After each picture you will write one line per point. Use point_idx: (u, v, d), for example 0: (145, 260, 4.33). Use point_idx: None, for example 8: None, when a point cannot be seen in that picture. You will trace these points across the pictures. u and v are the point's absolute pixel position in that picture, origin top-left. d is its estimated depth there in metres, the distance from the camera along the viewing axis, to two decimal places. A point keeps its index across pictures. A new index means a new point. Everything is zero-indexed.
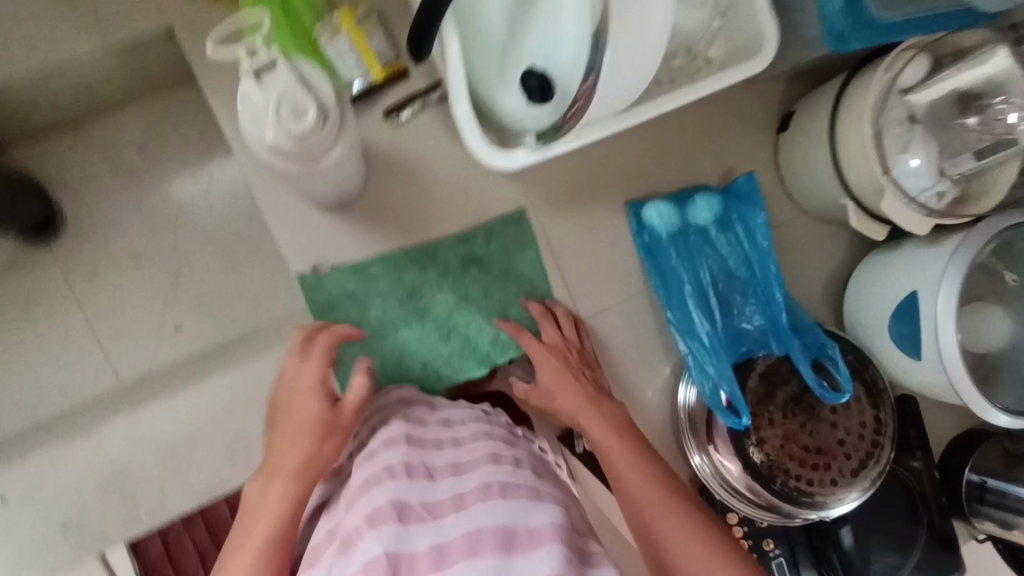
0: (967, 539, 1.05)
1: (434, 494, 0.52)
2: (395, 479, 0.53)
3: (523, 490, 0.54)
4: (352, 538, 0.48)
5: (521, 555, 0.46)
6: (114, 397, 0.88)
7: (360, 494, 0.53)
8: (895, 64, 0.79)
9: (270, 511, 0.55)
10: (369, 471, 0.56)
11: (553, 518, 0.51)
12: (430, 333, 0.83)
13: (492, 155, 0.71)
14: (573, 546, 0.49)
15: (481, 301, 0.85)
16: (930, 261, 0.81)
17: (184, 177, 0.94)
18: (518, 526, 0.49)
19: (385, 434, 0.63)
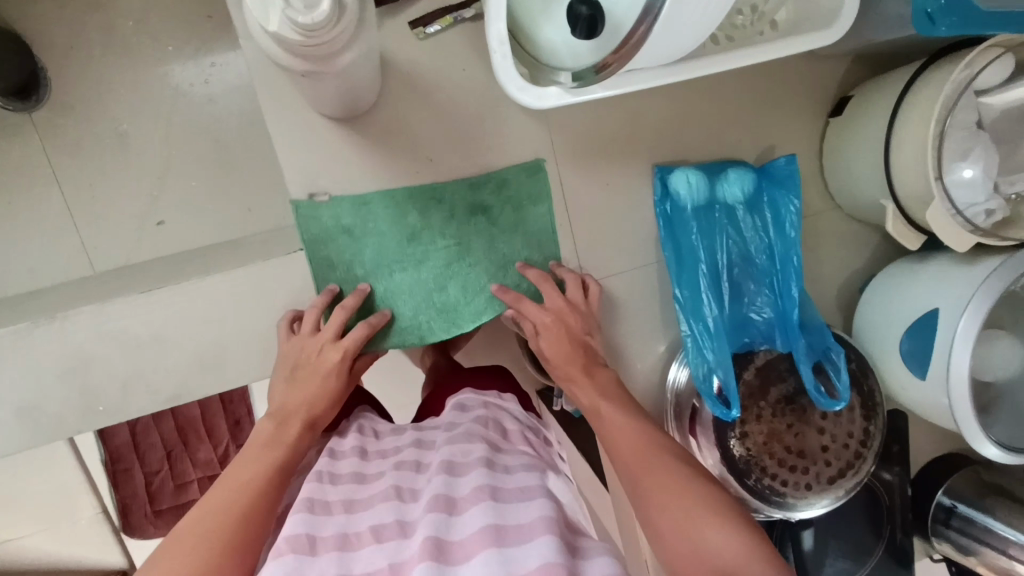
0: (921, 554, 1.06)
1: (434, 488, 0.52)
2: (399, 497, 0.54)
3: (513, 491, 0.53)
4: (351, 540, 0.49)
5: (511, 551, 0.46)
6: (84, 283, 0.83)
7: (362, 506, 0.53)
8: (978, 60, 0.71)
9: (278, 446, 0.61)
10: (373, 486, 0.56)
11: (543, 510, 0.50)
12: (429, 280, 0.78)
13: (521, 90, 0.63)
14: (563, 538, 0.47)
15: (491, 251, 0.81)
16: (960, 281, 0.76)
17: (184, 61, 0.86)
18: (508, 525, 0.49)
19: (391, 457, 0.62)
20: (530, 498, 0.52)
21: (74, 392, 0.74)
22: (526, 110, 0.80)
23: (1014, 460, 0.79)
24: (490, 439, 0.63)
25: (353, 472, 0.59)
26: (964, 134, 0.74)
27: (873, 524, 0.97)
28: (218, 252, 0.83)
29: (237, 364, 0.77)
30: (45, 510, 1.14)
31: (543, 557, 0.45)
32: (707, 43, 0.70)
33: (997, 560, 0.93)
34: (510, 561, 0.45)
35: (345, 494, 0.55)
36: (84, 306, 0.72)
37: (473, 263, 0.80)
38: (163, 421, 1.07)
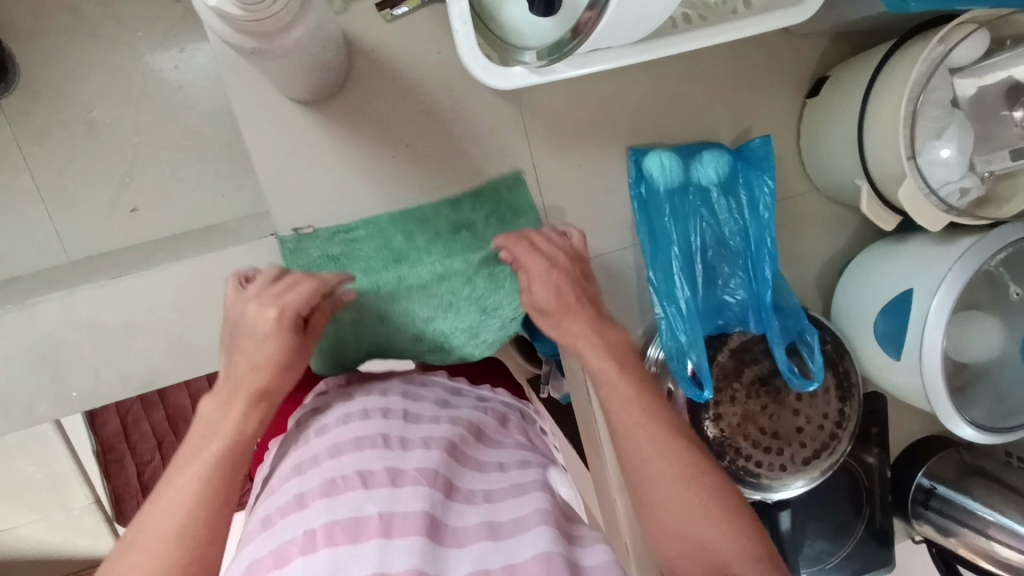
0: (904, 537, 1.06)
1: (431, 458, 0.52)
2: (389, 447, 0.53)
3: (509, 487, 0.54)
4: (337, 485, 0.48)
5: (507, 542, 0.47)
6: (64, 272, 0.85)
7: (349, 448, 0.52)
8: (950, 37, 0.70)
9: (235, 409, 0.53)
10: (362, 427, 0.55)
11: (540, 505, 0.51)
12: (427, 306, 0.73)
13: (485, 70, 0.63)
14: (559, 530, 0.48)
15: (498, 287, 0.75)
16: (935, 260, 0.75)
17: (157, 47, 0.98)
18: (504, 517, 0.49)
19: (379, 399, 0.61)
20: (525, 492, 0.53)
21: (50, 379, 0.75)
22: (497, 93, 0.79)
23: (989, 440, 0.79)
24: (483, 426, 0.63)
25: (339, 417, 0.58)
26: (939, 111, 0.73)
27: (853, 507, 0.97)
28: (194, 240, 0.84)
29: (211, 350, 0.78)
30: (37, 500, 1.15)
31: (540, 548, 0.45)
32: (674, 22, 0.69)
33: (977, 542, 0.92)
34: (507, 552, 0.46)
35: (331, 440, 0.54)
36: (53, 295, 0.75)
37: (475, 294, 0.74)
38: (151, 411, 1.06)
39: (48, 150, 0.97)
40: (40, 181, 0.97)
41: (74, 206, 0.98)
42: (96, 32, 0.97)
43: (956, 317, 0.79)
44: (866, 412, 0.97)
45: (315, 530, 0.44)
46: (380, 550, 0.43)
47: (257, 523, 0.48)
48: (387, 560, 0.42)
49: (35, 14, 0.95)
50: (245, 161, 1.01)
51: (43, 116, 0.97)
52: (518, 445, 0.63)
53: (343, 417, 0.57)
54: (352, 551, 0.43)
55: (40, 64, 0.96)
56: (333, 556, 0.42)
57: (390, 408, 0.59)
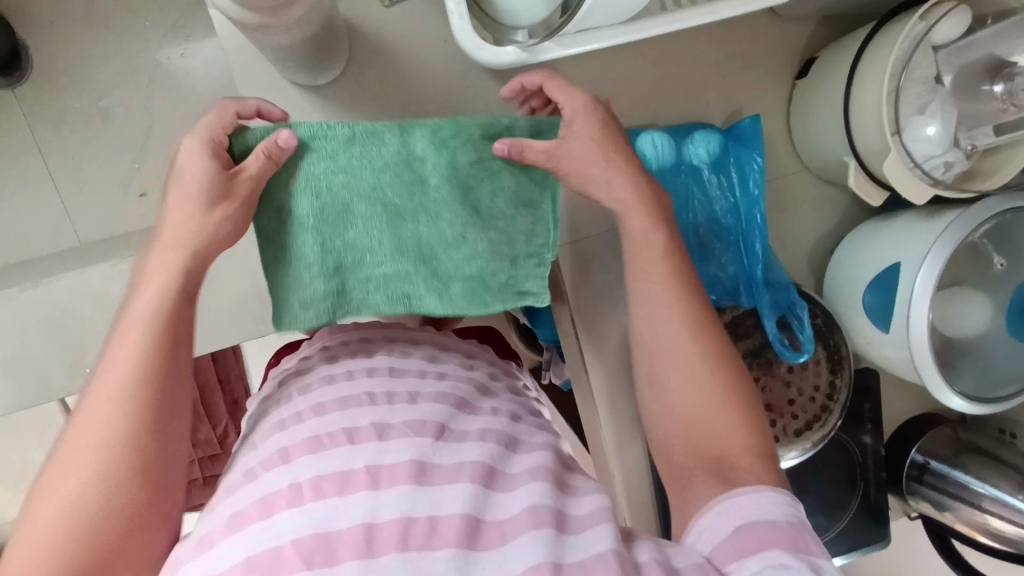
0: (900, 514, 1.08)
1: (416, 415, 0.56)
2: (374, 404, 0.57)
3: (499, 436, 0.57)
4: (323, 442, 0.51)
5: (500, 491, 0.49)
6: (77, 253, 0.88)
7: (335, 407, 0.56)
8: (932, 14, 0.72)
9: (140, 329, 0.52)
10: (347, 388, 0.59)
11: (532, 463, 0.54)
12: (405, 243, 0.67)
13: (479, 48, 0.65)
14: (553, 483, 0.51)
15: (492, 234, 0.71)
16: (921, 234, 0.78)
17: (166, 41, 1.01)
18: (499, 466, 0.52)
19: (364, 359, 0.65)
20: (516, 450, 0.56)
21: (63, 354, 0.78)
22: (493, 75, 0.81)
23: (980, 410, 0.80)
24: (472, 383, 0.67)
25: (323, 378, 0.62)
26: (921, 88, 0.75)
27: (847, 482, 0.98)
28: None
29: (219, 326, 0.81)
30: None
31: (530, 501, 0.48)
32: (664, 3, 0.71)
33: (974, 517, 0.94)
34: (500, 499, 0.49)
35: (317, 399, 0.58)
36: (68, 273, 0.80)
37: (463, 244, 0.69)
38: None
39: (61, 138, 1.00)
40: (52, 169, 1.00)
41: (85, 193, 1.01)
42: (110, 24, 1.00)
43: (941, 293, 0.82)
44: (858, 388, 0.99)
45: (302, 484, 0.46)
46: (370, 498, 0.45)
47: (240, 476, 0.51)
48: (376, 508, 0.44)
49: (51, 6, 0.99)
50: None
51: (57, 105, 1.00)
52: (507, 403, 0.67)
53: (328, 378, 0.61)
54: (340, 499, 0.45)
55: (54, 54, 0.99)
56: (321, 505, 0.45)
57: (375, 366, 0.63)
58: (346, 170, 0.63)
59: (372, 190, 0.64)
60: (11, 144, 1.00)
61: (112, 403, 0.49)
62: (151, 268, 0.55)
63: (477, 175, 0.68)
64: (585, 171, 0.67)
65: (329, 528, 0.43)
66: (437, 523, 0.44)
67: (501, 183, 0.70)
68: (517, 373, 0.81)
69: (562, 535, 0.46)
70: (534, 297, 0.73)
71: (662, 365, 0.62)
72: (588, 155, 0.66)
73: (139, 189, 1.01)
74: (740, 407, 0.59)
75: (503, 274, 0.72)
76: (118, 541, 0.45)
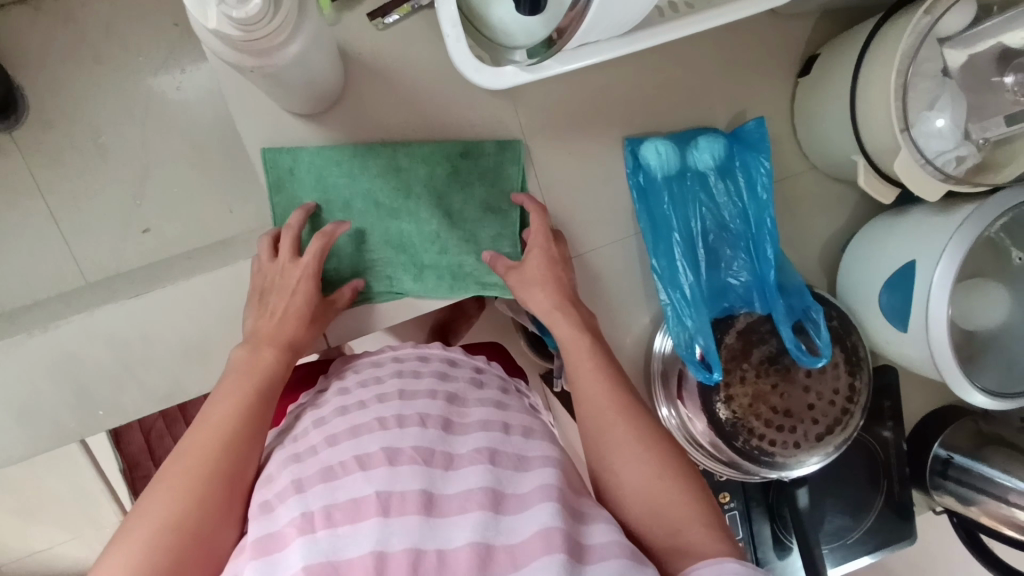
0: (924, 509, 1.07)
1: (424, 439, 0.53)
2: (385, 429, 0.54)
3: (512, 458, 0.54)
4: (336, 471, 0.50)
5: (511, 517, 0.47)
6: (82, 292, 0.88)
7: (346, 437, 0.54)
8: (937, 8, 0.69)
9: (231, 409, 0.58)
10: (357, 416, 0.57)
11: (544, 480, 0.51)
12: (390, 235, 0.78)
13: (476, 70, 0.64)
14: (564, 506, 0.48)
15: (460, 229, 0.80)
16: (937, 230, 0.76)
17: (160, 72, 1.01)
18: (508, 490, 0.49)
19: (374, 386, 0.62)
20: (528, 467, 0.53)
21: (76, 396, 0.78)
22: (491, 92, 0.80)
23: (1003, 407, 0.79)
24: (489, 398, 0.64)
25: (336, 410, 0.60)
26: (931, 82, 0.74)
27: (870, 480, 0.97)
28: (206, 255, 0.86)
29: (230, 360, 0.81)
30: (68, 518, 1.18)
31: (541, 523, 0.45)
32: (661, 10, 0.70)
33: (999, 510, 0.92)
34: (508, 528, 0.46)
35: (329, 431, 0.56)
36: (75, 315, 0.77)
37: (435, 232, 0.79)
38: (174, 426, 1.10)
39: (62, 176, 1.00)
40: (55, 208, 1.00)
41: (89, 229, 1.01)
42: (102, 59, 1.00)
43: (963, 285, 0.79)
44: (878, 387, 0.97)
45: (313, 512, 0.46)
46: (380, 527, 0.44)
47: (258, 509, 0.50)
48: (386, 537, 0.44)
49: (43, 44, 0.99)
50: (250, 173, 1.04)
51: (55, 143, 1.00)
52: (522, 416, 0.63)
53: (340, 410, 0.60)
54: (351, 530, 0.45)
55: (49, 92, 0.99)
56: (332, 535, 0.44)
57: (385, 391, 0.61)
58: (349, 173, 0.77)
59: (367, 190, 0.77)
60: (12, 185, 0.99)
61: (215, 435, 0.55)
62: (244, 366, 0.63)
63: (453, 185, 0.80)
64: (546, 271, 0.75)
65: (339, 558, 0.43)
66: (446, 557, 0.43)
67: (471, 193, 0.80)
68: (528, 392, 0.77)
69: (577, 563, 0.43)
70: (501, 290, 0.80)
71: (600, 449, 0.59)
72: (549, 258, 0.76)
73: (141, 224, 1.01)
74: (677, 473, 0.56)
75: (471, 264, 0.80)
76: (202, 547, 0.49)
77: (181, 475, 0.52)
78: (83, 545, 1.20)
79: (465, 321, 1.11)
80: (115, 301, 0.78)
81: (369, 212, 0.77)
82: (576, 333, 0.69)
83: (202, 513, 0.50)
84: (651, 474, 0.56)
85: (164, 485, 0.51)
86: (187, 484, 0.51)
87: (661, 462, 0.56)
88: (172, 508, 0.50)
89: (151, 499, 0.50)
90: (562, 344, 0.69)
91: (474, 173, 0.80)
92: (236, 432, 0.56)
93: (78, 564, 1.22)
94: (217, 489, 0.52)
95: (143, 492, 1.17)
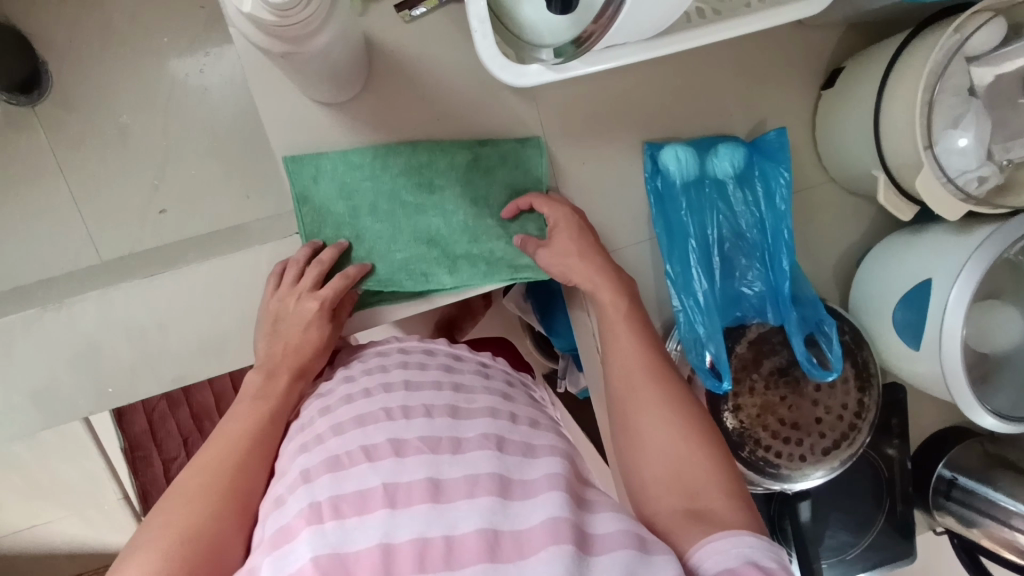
0: (924, 528, 1.06)
1: (431, 429, 0.53)
2: (392, 420, 0.54)
3: (519, 445, 0.54)
4: (342, 461, 0.50)
5: (517, 503, 0.47)
6: (96, 271, 0.88)
7: (352, 426, 0.54)
8: (966, 26, 0.70)
9: (248, 428, 0.59)
10: (362, 406, 0.57)
11: (550, 470, 0.51)
12: (420, 233, 0.78)
13: (502, 67, 0.64)
14: (570, 495, 0.48)
15: (489, 216, 0.81)
16: (955, 249, 0.76)
17: (183, 55, 1.02)
18: (513, 476, 0.49)
19: (379, 376, 0.62)
20: (536, 455, 0.53)
21: (87, 374, 0.79)
22: (512, 89, 0.80)
23: (1013, 430, 0.78)
24: (496, 392, 0.64)
25: (342, 398, 0.60)
26: (956, 99, 0.73)
27: (874, 497, 0.97)
28: (222, 240, 0.87)
29: (240, 346, 0.81)
30: (68, 495, 1.19)
31: (548, 513, 0.45)
32: (689, 15, 0.70)
33: (1001, 533, 0.92)
34: (516, 513, 0.45)
35: (335, 420, 0.56)
36: (90, 293, 0.78)
37: (464, 223, 0.80)
38: (177, 409, 1.11)
39: (81, 155, 1.01)
40: (74, 187, 1.01)
41: (106, 209, 1.01)
42: (126, 42, 1.00)
43: (978, 305, 0.79)
44: (886, 404, 0.97)
45: (321, 503, 0.46)
46: (387, 519, 0.44)
47: (270, 501, 0.50)
48: (393, 530, 0.43)
49: (67, 24, 0.99)
50: (266, 160, 1.04)
51: (76, 123, 1.00)
52: (528, 410, 0.64)
53: (346, 399, 0.59)
54: (358, 521, 0.44)
55: (72, 71, 0.99)
56: (340, 526, 0.44)
57: (391, 382, 0.61)
58: (371, 176, 0.77)
59: (392, 190, 0.78)
60: (31, 162, 1.00)
61: (232, 451, 0.57)
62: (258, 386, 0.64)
63: (476, 173, 0.80)
64: (567, 263, 0.74)
65: (346, 549, 0.42)
66: (453, 543, 0.43)
67: (494, 177, 0.81)
68: (534, 386, 0.78)
69: (585, 554, 0.42)
70: (534, 274, 0.80)
71: (632, 428, 0.60)
72: (581, 238, 0.75)
73: (158, 206, 1.02)
74: (709, 450, 0.56)
75: (502, 249, 0.80)
76: (213, 557, 0.49)
77: (198, 489, 0.53)
78: (82, 522, 1.21)
79: (471, 317, 1.10)
80: (129, 281, 0.79)
81: (395, 210, 0.78)
82: (614, 296, 0.70)
83: (216, 522, 0.51)
84: (675, 436, 0.57)
85: (182, 499, 0.53)
86: (199, 496, 0.53)
87: (688, 424, 0.58)
88: (188, 520, 0.51)
89: (165, 511, 0.52)
90: (603, 310, 0.70)
91: (494, 159, 0.81)
92: (252, 446, 0.58)
93: (74, 542, 1.22)
94: (231, 503, 0.53)
95: (144, 473, 1.17)
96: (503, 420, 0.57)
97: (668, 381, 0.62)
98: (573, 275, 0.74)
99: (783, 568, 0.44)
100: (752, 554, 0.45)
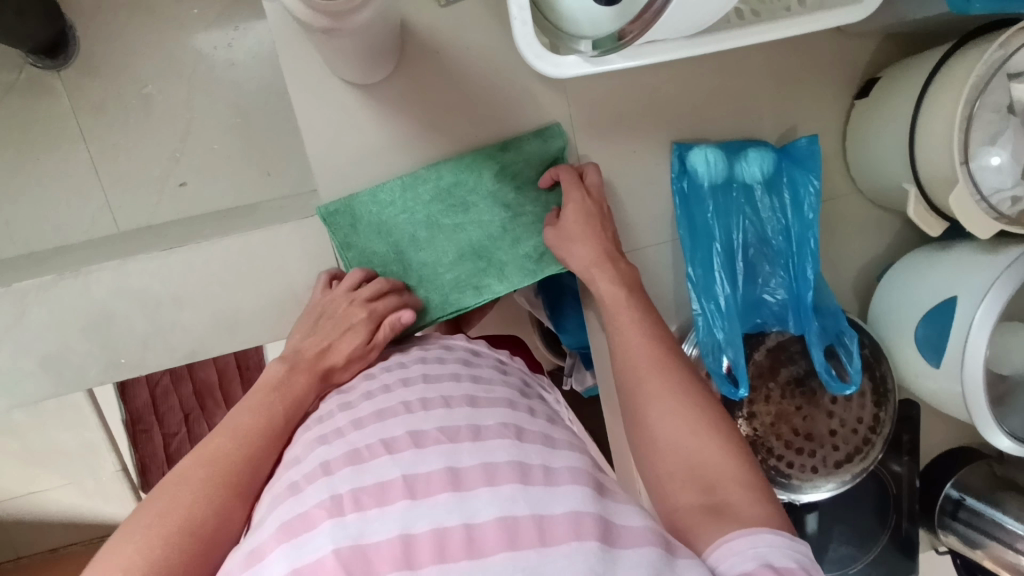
0: (927, 546, 1.06)
1: (450, 420, 0.53)
2: (411, 413, 0.54)
3: (538, 435, 0.53)
4: (362, 454, 0.49)
5: (538, 489, 0.45)
6: (112, 241, 0.87)
7: (372, 420, 0.54)
8: (1013, 41, 0.68)
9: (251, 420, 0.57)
10: (382, 400, 0.57)
11: (572, 462, 0.50)
12: (464, 250, 0.79)
13: (538, 57, 0.63)
14: (593, 490, 0.47)
15: (524, 215, 0.80)
16: (980, 267, 0.75)
17: (210, 29, 1.00)
18: (533, 462, 0.48)
19: (399, 371, 0.62)
20: (556, 445, 0.53)
21: (99, 344, 0.78)
22: (543, 81, 0.79)
23: None
24: (512, 387, 0.63)
25: (362, 394, 0.59)
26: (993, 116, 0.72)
27: (879, 513, 0.97)
28: (240, 216, 0.86)
29: (253, 326, 0.80)
30: (67, 462, 1.18)
31: (570, 506, 0.44)
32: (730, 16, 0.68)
33: (1003, 554, 0.91)
34: (537, 499, 0.44)
35: (355, 414, 0.56)
36: (107, 263, 0.77)
37: (501, 228, 0.80)
38: (180, 385, 1.07)
39: (103, 123, 1.00)
40: (94, 154, 1.00)
41: (123, 179, 1.01)
42: (153, 11, 0.99)
43: (1001, 324, 0.78)
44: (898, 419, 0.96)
45: (341, 495, 0.45)
46: (406, 511, 0.43)
47: (285, 490, 0.49)
48: (410, 522, 0.43)
49: None
50: (289, 140, 1.03)
51: (99, 90, 0.99)
52: (544, 404, 0.63)
53: (366, 394, 0.59)
54: (378, 512, 0.43)
55: (98, 38, 0.98)
56: (360, 518, 0.43)
57: (409, 375, 0.61)
58: (405, 209, 0.78)
59: (428, 216, 0.78)
60: (51, 127, 0.99)
61: (236, 445, 0.54)
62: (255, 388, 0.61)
63: (503, 180, 0.79)
64: (587, 259, 0.72)
65: (366, 540, 0.41)
66: (473, 534, 0.42)
67: (524, 180, 0.80)
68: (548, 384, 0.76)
69: (605, 548, 0.42)
70: None
71: (641, 420, 0.59)
72: (591, 215, 0.75)
73: (177, 178, 1.02)
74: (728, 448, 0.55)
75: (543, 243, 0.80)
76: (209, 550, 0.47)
77: (200, 480, 0.51)
78: (79, 491, 1.21)
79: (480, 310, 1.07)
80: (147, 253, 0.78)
81: (437, 237, 0.79)
82: (615, 288, 0.69)
83: (217, 518, 0.49)
84: (687, 429, 0.56)
85: (180, 486, 0.50)
86: (206, 484, 0.50)
87: (701, 417, 0.56)
88: (186, 511, 0.48)
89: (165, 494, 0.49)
90: (604, 297, 0.69)
91: (520, 164, 0.79)
92: (259, 441, 0.55)
93: (70, 511, 1.22)
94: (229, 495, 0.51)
95: (144, 445, 1.16)
96: (521, 412, 0.57)
97: (683, 371, 0.61)
98: (573, 261, 0.74)
99: (802, 568, 0.43)
100: (770, 554, 0.44)
